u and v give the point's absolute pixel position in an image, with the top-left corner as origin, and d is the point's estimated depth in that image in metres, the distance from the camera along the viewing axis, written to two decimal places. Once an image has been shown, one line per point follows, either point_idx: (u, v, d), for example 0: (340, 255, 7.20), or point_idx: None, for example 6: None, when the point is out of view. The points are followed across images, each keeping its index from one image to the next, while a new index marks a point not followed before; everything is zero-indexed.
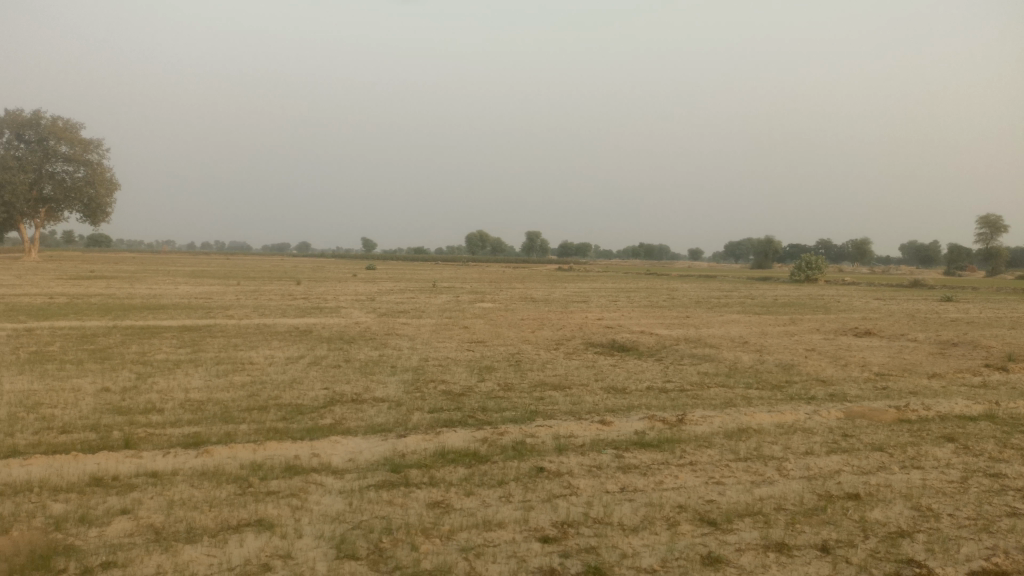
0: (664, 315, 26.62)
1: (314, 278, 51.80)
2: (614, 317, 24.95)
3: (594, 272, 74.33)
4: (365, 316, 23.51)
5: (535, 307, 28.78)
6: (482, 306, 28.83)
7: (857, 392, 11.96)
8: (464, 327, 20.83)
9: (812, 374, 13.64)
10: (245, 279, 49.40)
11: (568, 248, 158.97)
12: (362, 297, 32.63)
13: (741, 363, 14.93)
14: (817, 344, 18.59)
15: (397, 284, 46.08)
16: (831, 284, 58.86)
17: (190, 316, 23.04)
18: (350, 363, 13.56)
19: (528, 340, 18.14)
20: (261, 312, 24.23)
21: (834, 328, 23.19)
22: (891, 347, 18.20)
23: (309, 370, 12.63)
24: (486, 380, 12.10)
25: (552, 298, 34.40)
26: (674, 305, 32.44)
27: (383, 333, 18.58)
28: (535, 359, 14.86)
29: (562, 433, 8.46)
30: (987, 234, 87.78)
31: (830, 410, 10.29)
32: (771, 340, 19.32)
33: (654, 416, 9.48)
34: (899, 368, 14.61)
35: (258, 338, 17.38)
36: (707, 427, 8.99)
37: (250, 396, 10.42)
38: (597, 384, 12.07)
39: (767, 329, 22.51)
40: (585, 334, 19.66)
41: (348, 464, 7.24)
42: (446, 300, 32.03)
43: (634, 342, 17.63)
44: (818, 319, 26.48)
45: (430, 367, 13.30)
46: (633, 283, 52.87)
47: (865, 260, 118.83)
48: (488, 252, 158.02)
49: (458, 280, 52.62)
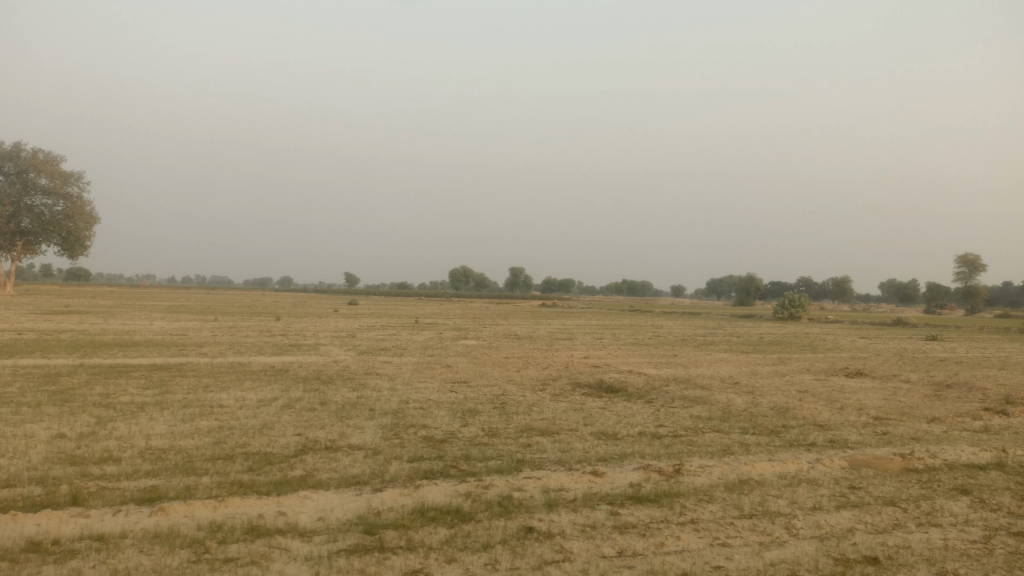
0: (651, 354, 26.09)
1: (295, 314, 50.90)
2: (600, 356, 24.36)
3: (577, 308, 73.93)
4: (345, 354, 22.76)
5: (520, 345, 28.18)
6: (465, 344, 28.11)
7: (857, 438, 11.43)
8: (446, 366, 20.17)
9: (809, 418, 13.09)
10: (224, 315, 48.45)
11: (551, 284, 159.10)
12: (344, 335, 31.83)
13: (735, 405, 14.38)
14: (810, 385, 18.10)
15: (379, 320, 45.31)
16: (815, 322, 58.69)
17: (163, 353, 22.19)
18: (326, 405, 12.87)
19: (514, 381, 17.48)
20: (236, 350, 23.41)
21: (825, 368, 22.71)
22: (884, 388, 17.73)
23: (282, 414, 11.93)
24: (469, 425, 11.46)
25: (537, 336, 33.82)
26: (660, 343, 31.91)
27: (362, 373, 17.85)
28: (521, 401, 14.22)
29: (551, 486, 7.85)
30: (966, 273, 88.46)
31: (833, 458, 9.75)
32: (761, 381, 18.81)
33: (650, 466, 8.89)
34: (897, 412, 14.12)
35: (231, 378, 16.60)
36: (706, 478, 8.41)
37: (215, 444, 9.71)
38: (587, 429, 11.46)
39: (757, 369, 22.01)
40: (571, 373, 19.06)
41: (316, 524, 6.59)
42: (429, 337, 31.30)
43: (623, 383, 17.04)
44: (807, 359, 26.01)
45: (411, 410, 12.64)
46: (618, 320, 52.38)
47: (846, 298, 119.47)
48: (471, 288, 157.76)
49: (441, 316, 51.90)
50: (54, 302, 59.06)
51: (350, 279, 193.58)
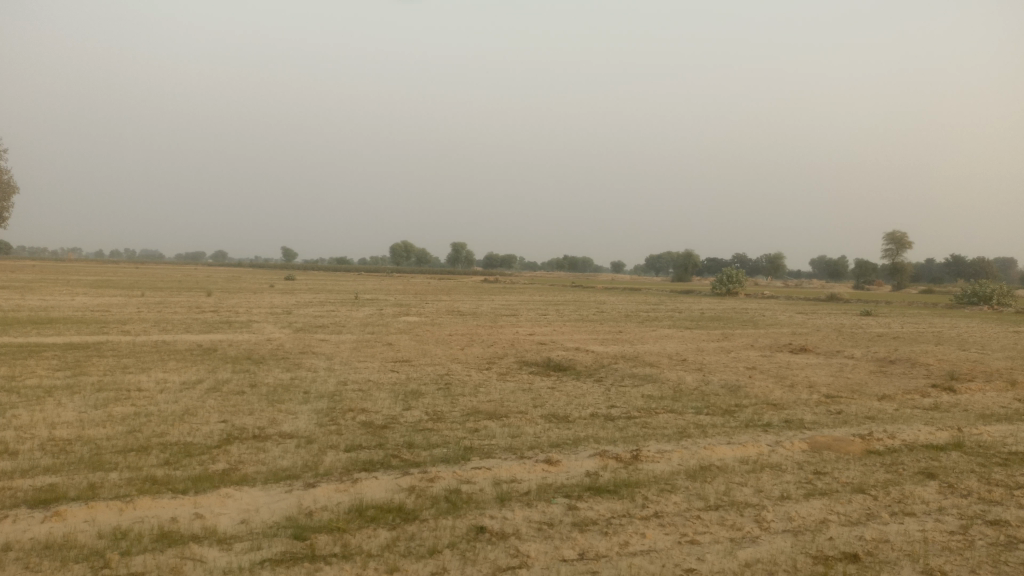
0: (597, 330, 25.71)
1: (228, 289, 49.09)
2: (546, 333, 23.82)
3: (519, 284, 73.57)
4: (280, 332, 21.64)
5: (463, 322, 27.45)
6: (406, 321, 27.27)
7: (812, 418, 11.13)
8: (387, 344, 19.33)
9: (762, 397, 12.78)
10: (152, 290, 46.41)
11: (493, 260, 158.59)
12: (279, 311, 30.55)
13: (686, 384, 14.00)
14: (757, 362, 17.91)
15: (318, 296, 43.99)
16: (752, 298, 59.50)
17: (81, 331, 20.73)
18: (257, 388, 11.95)
19: (458, 359, 16.78)
20: (163, 328, 22.05)
21: (769, 344, 22.69)
22: (831, 364, 17.67)
23: (207, 399, 10.98)
24: (412, 408, 10.73)
25: (480, 312, 33.20)
26: (605, 319, 31.60)
27: (297, 352, 16.87)
28: (466, 381, 13.54)
29: (503, 477, 7.22)
30: (894, 250, 91.16)
31: (793, 440, 9.38)
32: (709, 358, 18.55)
33: (606, 451, 8.34)
34: (847, 389, 13.96)
35: (155, 358, 15.45)
36: (666, 465, 7.92)
37: (129, 434, 8.75)
38: (536, 411, 10.86)
39: (703, 345, 21.82)
40: (517, 351, 18.47)
41: (238, 530, 5.80)
42: (368, 313, 30.30)
43: (571, 361, 16.53)
44: (750, 334, 26.02)
45: (349, 393, 11.83)
46: (560, 296, 52.07)
47: (781, 274, 122.16)
48: (412, 264, 156.06)
49: (381, 291, 50.74)
50: None
51: (287, 255, 189.25)
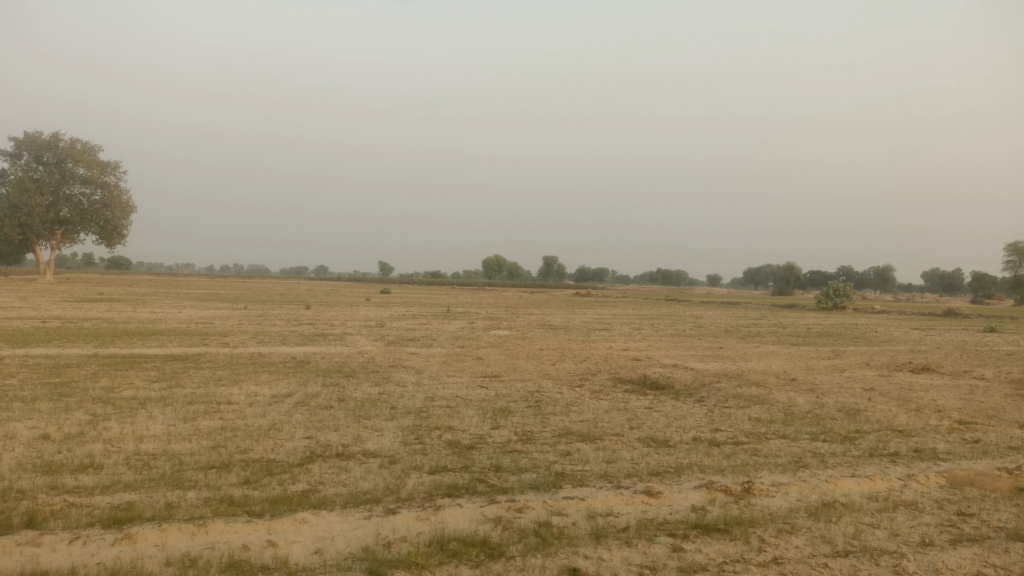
0: (695, 346, 24.55)
1: (326, 302, 50.15)
2: (641, 349, 22.87)
3: (612, 298, 72.35)
4: (372, 345, 21.60)
5: (555, 336, 26.84)
6: (497, 335, 26.84)
7: (946, 447, 9.91)
8: (476, 358, 18.90)
9: (884, 422, 11.58)
10: (255, 303, 47.86)
11: (586, 274, 157.39)
12: (372, 324, 30.74)
13: (796, 406, 12.90)
14: (874, 382, 16.50)
15: (411, 309, 44.31)
16: (859, 313, 56.29)
17: (183, 343, 21.25)
18: (344, 403, 11.69)
19: (549, 375, 16.14)
20: (260, 340, 22.39)
21: (885, 363, 20.99)
22: (959, 386, 16.05)
23: (294, 413, 10.78)
24: (500, 427, 10.18)
25: (572, 326, 32.52)
26: (703, 335, 30.28)
27: (386, 366, 16.65)
28: (558, 399, 12.90)
29: (598, 510, 6.56)
30: (1016, 262, 84.73)
31: (928, 474, 8.29)
32: (819, 377, 17.24)
33: (713, 483, 7.53)
34: (982, 415, 12.53)
35: (248, 370, 15.53)
36: (782, 502, 7.06)
37: (213, 450, 8.55)
38: (633, 434, 10.11)
39: (812, 363, 20.39)
40: (611, 367, 17.66)
41: (312, 561, 5.36)
42: (460, 327, 30.08)
43: (669, 379, 15.62)
44: (862, 352, 24.26)
45: (436, 409, 11.40)
46: (655, 310, 50.70)
47: (889, 287, 115.72)
48: (504, 277, 156.81)
49: (473, 305, 50.66)
50: (91, 290, 59.00)
51: (384, 269, 193.91)
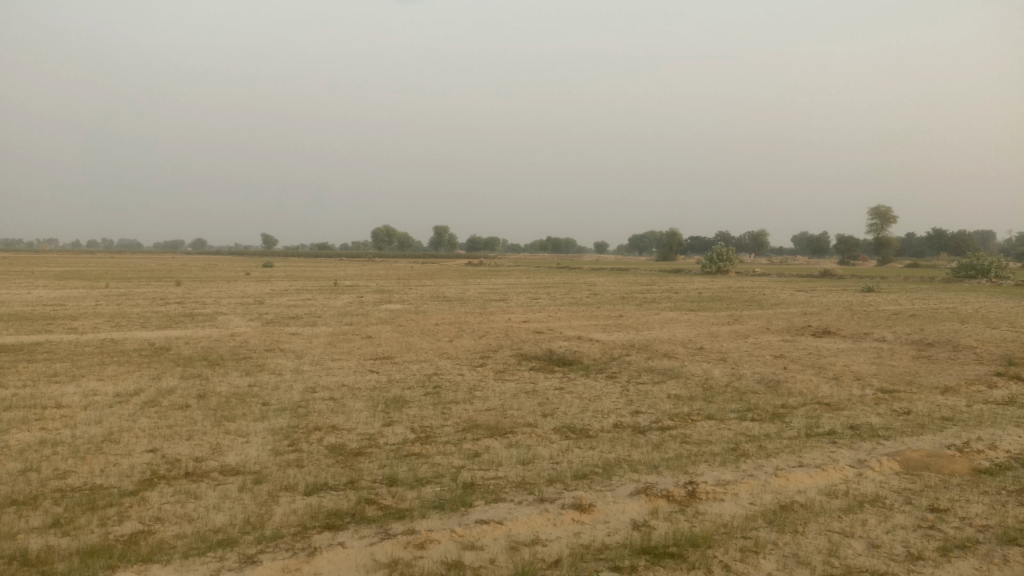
0: (595, 315, 23.69)
1: (201, 278, 46.42)
2: (542, 320, 21.71)
3: (504, 266, 71.54)
4: (248, 325, 19.43)
5: (450, 308, 25.38)
6: (389, 309, 25.07)
7: (881, 422, 9.15)
8: (366, 337, 17.20)
9: (808, 395, 10.82)
10: (121, 280, 43.69)
11: (476, 242, 156.64)
12: (251, 301, 28.21)
13: (714, 379, 12.00)
14: (782, 348, 15.95)
15: (295, 284, 41.55)
16: (743, 276, 57.68)
17: (21, 329, 18.35)
18: (205, 401, 9.80)
19: (447, 354, 14.66)
20: (116, 323, 19.69)
21: (785, 327, 20.77)
22: (866, 350, 15.75)
23: (139, 417, 8.84)
24: (393, 424, 8.64)
25: (467, 297, 31.17)
26: (601, 303, 29.54)
27: (261, 351, 14.67)
28: (458, 383, 11.45)
29: (521, 538, 5.19)
30: (879, 224, 89.85)
31: (879, 458, 7.38)
32: (727, 345, 16.59)
33: (652, 486, 6.29)
34: (899, 381, 11.99)
35: (93, 362, 13.22)
36: (735, 508, 5.91)
37: (18, 477, 6.59)
38: (548, 423, 8.81)
39: (715, 330, 19.83)
40: (512, 342, 16.38)
41: None
42: (348, 302, 28.06)
43: (577, 353, 14.49)
44: (759, 316, 24.07)
45: (317, 404, 9.72)
46: (549, 278, 50.04)
47: (766, 250, 121.01)
48: (394, 246, 153.64)
49: (362, 277, 48.35)
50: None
51: (268, 241, 186.02)
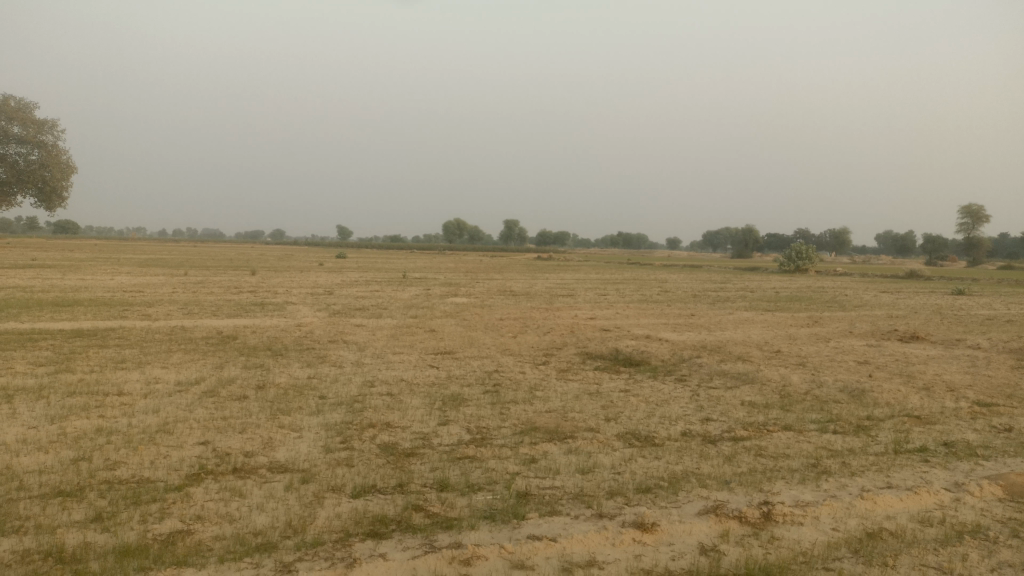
0: (665, 314, 22.98)
1: (275, 268, 47.34)
2: (609, 318, 21.15)
3: (574, 261, 70.85)
4: (314, 316, 19.51)
5: (516, 303, 25.07)
6: (455, 303, 24.91)
7: (979, 440, 8.34)
8: (429, 331, 17.02)
9: (896, 406, 10.02)
10: (199, 269, 44.92)
11: (546, 237, 156.24)
12: (321, 292, 28.51)
13: (791, 386, 11.29)
14: (866, 354, 14.98)
15: (365, 275, 41.90)
16: (821, 276, 55.56)
17: (99, 315, 18.84)
18: (263, 393, 9.70)
19: (510, 351, 14.31)
20: (189, 311, 20.08)
21: (868, 330, 19.66)
22: (958, 358, 14.67)
23: (196, 407, 8.78)
24: (449, 423, 8.33)
25: (535, 292, 30.80)
26: (671, 300, 28.74)
27: (324, 342, 14.63)
28: (519, 381, 11.08)
29: (577, 559, 4.76)
30: (970, 224, 85.47)
31: (980, 481, 6.64)
32: (805, 348, 15.73)
33: (722, 505, 5.77)
34: (998, 394, 11.01)
35: (161, 349, 13.39)
36: (815, 534, 5.33)
37: (71, 466, 6.53)
38: (610, 428, 8.34)
39: (792, 332, 18.91)
40: (577, 340, 15.93)
41: None
42: (414, 295, 28.07)
43: (644, 353, 13.94)
44: (840, 319, 22.87)
45: (374, 399, 9.50)
46: (618, 274, 49.14)
47: (845, 249, 116.72)
48: (465, 239, 154.73)
49: (432, 270, 48.65)
50: (26, 255, 55.02)
51: (342, 233, 189.92)
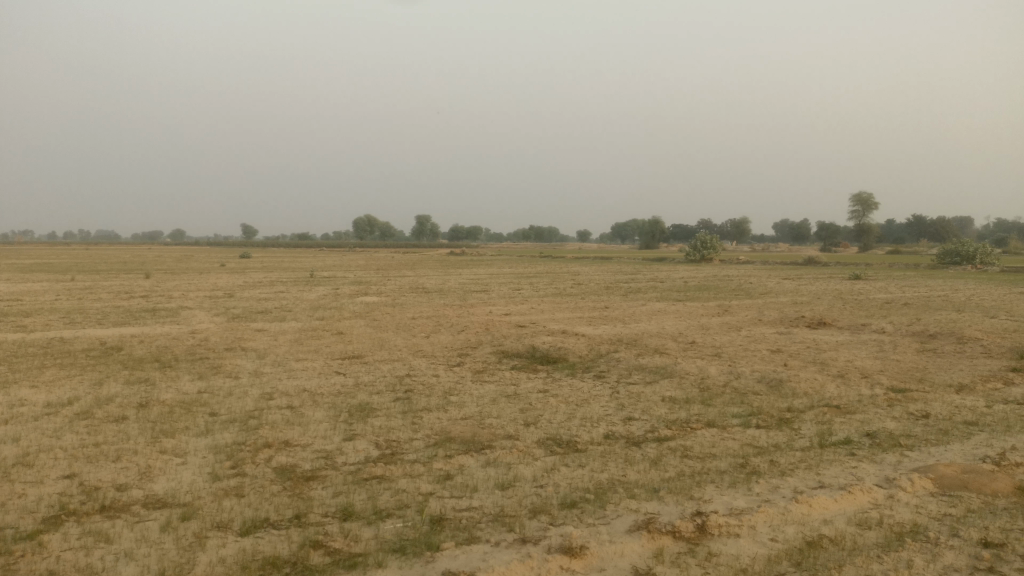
0: (579, 307, 22.75)
1: (172, 270, 44.79)
2: (524, 313, 20.71)
3: (486, 256, 70.32)
4: (211, 322, 18.24)
5: (428, 301, 24.31)
6: (364, 302, 23.94)
7: (900, 428, 8.24)
8: (337, 334, 16.13)
9: (816, 396, 9.91)
10: (88, 274, 42.00)
11: (458, 232, 155.27)
12: (220, 295, 26.90)
13: (711, 379, 11.06)
14: (779, 342, 15.04)
15: (269, 275, 40.12)
16: (726, 265, 56.96)
17: None
18: (146, 412, 8.71)
19: (422, 352, 13.62)
20: (70, 321, 18.40)
21: (777, 317, 19.93)
22: (866, 343, 14.90)
23: (64, 433, 7.75)
24: (356, 438, 7.61)
25: (447, 288, 30.10)
26: (584, 293, 28.57)
27: (220, 350, 13.55)
28: (431, 386, 10.44)
29: None
30: (861, 211, 89.74)
31: (911, 475, 6.43)
32: (720, 338, 15.68)
33: (655, 519, 5.32)
34: (909, 379, 11.08)
35: (32, 365, 12.03)
36: (754, 547, 4.94)
37: None
38: (530, 435, 7.83)
39: (705, 321, 18.94)
40: (492, 338, 15.38)
41: None
42: (322, 295, 26.90)
43: (561, 349, 13.52)
44: (749, 307, 23.19)
45: (273, 413, 8.67)
46: (531, 268, 48.91)
47: (747, 238, 120.85)
48: (375, 236, 152.07)
49: (341, 268, 47.11)
50: None
51: (246, 232, 183.54)
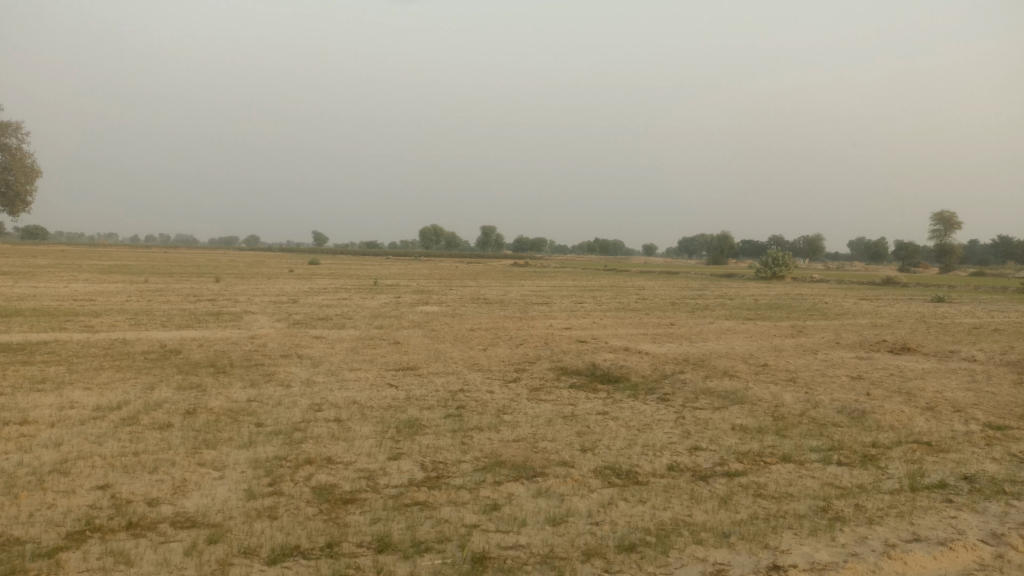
0: (643, 323, 21.98)
1: (242, 275, 45.66)
2: (586, 328, 20.08)
3: (550, 268, 69.71)
4: (271, 328, 18.20)
5: (489, 312, 23.89)
6: (424, 312, 23.68)
7: (1004, 473, 7.35)
8: (393, 344, 15.83)
9: (904, 430, 9.03)
10: (162, 276, 43.16)
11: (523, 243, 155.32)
12: (284, 300, 27.05)
13: (786, 407, 10.24)
14: (859, 368, 14.03)
15: (334, 282, 40.52)
16: (798, 283, 55.01)
17: (35, 327, 17.38)
18: (192, 420, 8.47)
19: (478, 366, 13.16)
20: (136, 322, 18.61)
21: (856, 341, 18.77)
22: (956, 372, 13.76)
23: (106, 440, 7.54)
24: (401, 458, 7.18)
25: (509, 300, 29.65)
26: (649, 309, 27.72)
27: (275, 357, 13.37)
28: (485, 403, 9.95)
29: None
30: (942, 230, 85.87)
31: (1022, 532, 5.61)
32: (795, 362, 14.74)
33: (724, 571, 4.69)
34: (1008, 415, 10.04)
35: (90, 366, 12.04)
36: None
37: None
38: (587, 462, 7.26)
39: (777, 343, 17.95)
40: (551, 353, 14.81)
41: None
42: (383, 303, 26.79)
43: (624, 368, 12.86)
44: (824, 328, 22.01)
45: (319, 427, 8.32)
46: (594, 281, 48.16)
47: (819, 256, 117.12)
48: (441, 245, 153.40)
49: (404, 277, 47.26)
50: None
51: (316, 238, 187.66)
